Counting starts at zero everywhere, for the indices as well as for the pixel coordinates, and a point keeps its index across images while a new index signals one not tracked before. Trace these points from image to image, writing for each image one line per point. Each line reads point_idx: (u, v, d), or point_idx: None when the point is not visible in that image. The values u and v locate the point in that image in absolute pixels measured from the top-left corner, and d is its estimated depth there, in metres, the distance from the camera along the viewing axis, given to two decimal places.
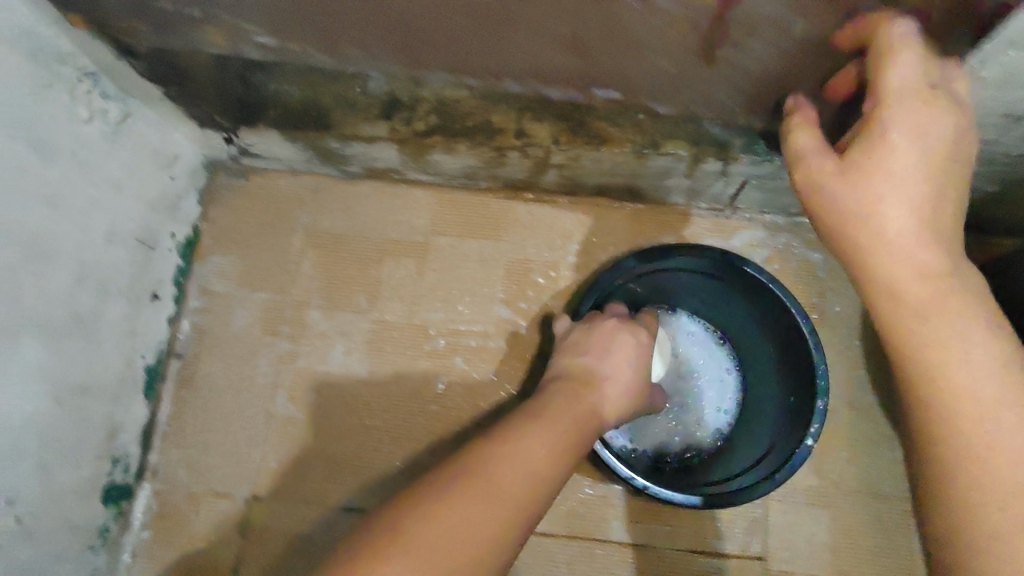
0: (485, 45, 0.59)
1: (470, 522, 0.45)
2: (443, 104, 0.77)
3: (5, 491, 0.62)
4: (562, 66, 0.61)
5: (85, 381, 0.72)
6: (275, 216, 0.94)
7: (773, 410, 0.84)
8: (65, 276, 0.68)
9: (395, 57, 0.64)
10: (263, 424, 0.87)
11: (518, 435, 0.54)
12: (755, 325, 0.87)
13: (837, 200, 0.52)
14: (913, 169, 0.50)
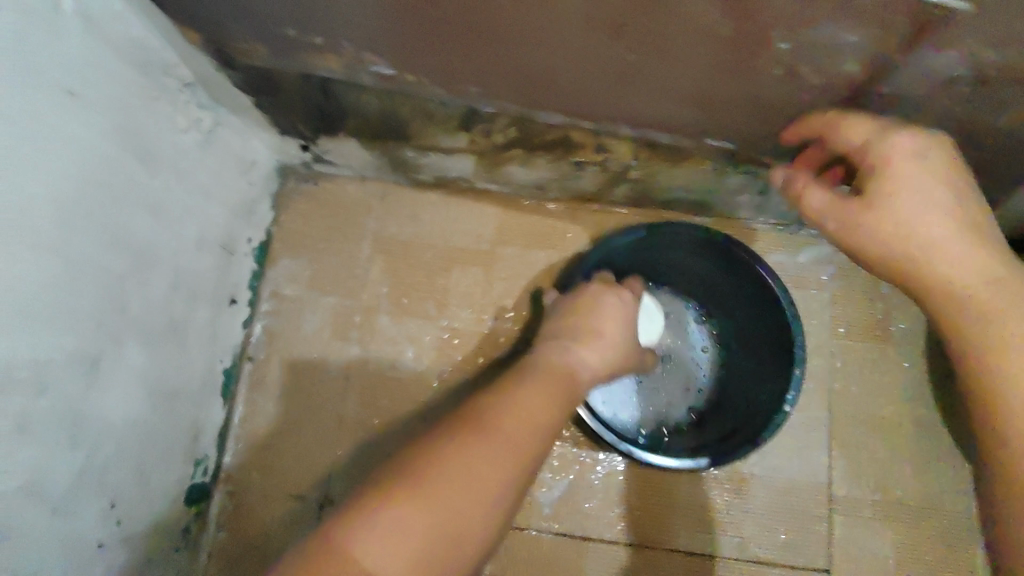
0: (606, 89, 0.62)
1: (472, 475, 0.45)
2: (522, 122, 0.73)
3: (110, 492, 0.65)
4: (670, 93, 0.62)
5: (174, 385, 0.74)
6: (343, 221, 0.95)
7: (753, 383, 0.86)
8: (163, 283, 0.70)
9: (508, 96, 0.67)
10: (335, 427, 0.89)
11: (513, 395, 0.54)
12: (731, 298, 0.89)
13: (865, 232, 0.57)
14: (922, 183, 0.54)
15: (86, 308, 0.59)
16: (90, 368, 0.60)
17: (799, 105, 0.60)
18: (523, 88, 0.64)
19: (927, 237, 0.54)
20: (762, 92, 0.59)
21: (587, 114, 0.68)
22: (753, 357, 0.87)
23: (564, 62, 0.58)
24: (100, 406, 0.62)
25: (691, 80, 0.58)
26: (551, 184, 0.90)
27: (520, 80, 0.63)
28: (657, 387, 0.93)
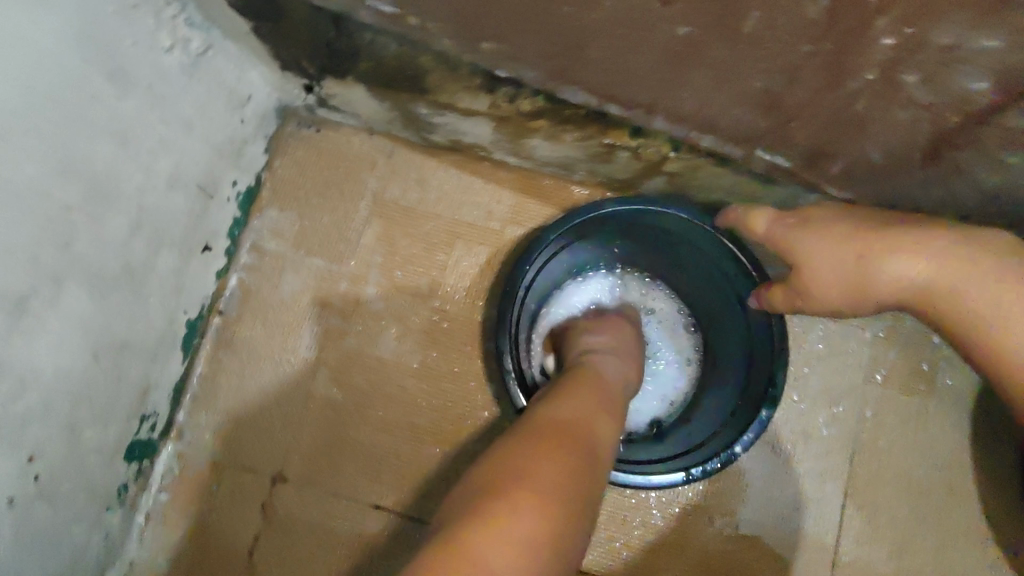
0: (664, 73, 0.51)
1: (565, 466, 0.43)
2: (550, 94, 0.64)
3: (30, 448, 0.57)
4: (735, 84, 0.50)
5: (123, 335, 0.67)
6: (341, 175, 0.85)
7: (718, 400, 0.76)
8: (122, 223, 0.62)
9: (545, 66, 0.55)
10: (303, 401, 0.81)
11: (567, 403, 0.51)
12: (715, 304, 0.78)
13: (825, 281, 0.58)
14: (820, 236, 0.58)
15: (18, 241, 0.50)
16: (16, 308, 0.52)
17: (891, 115, 0.49)
18: (569, 59, 0.53)
19: (849, 262, 0.57)
20: (847, 93, 0.47)
21: (636, 103, 0.57)
22: (727, 371, 0.77)
23: (615, 30, 0.47)
24: (28, 354, 0.54)
25: (775, 71, 0.47)
26: (579, 164, 0.80)
27: (564, 49, 0.52)
28: None
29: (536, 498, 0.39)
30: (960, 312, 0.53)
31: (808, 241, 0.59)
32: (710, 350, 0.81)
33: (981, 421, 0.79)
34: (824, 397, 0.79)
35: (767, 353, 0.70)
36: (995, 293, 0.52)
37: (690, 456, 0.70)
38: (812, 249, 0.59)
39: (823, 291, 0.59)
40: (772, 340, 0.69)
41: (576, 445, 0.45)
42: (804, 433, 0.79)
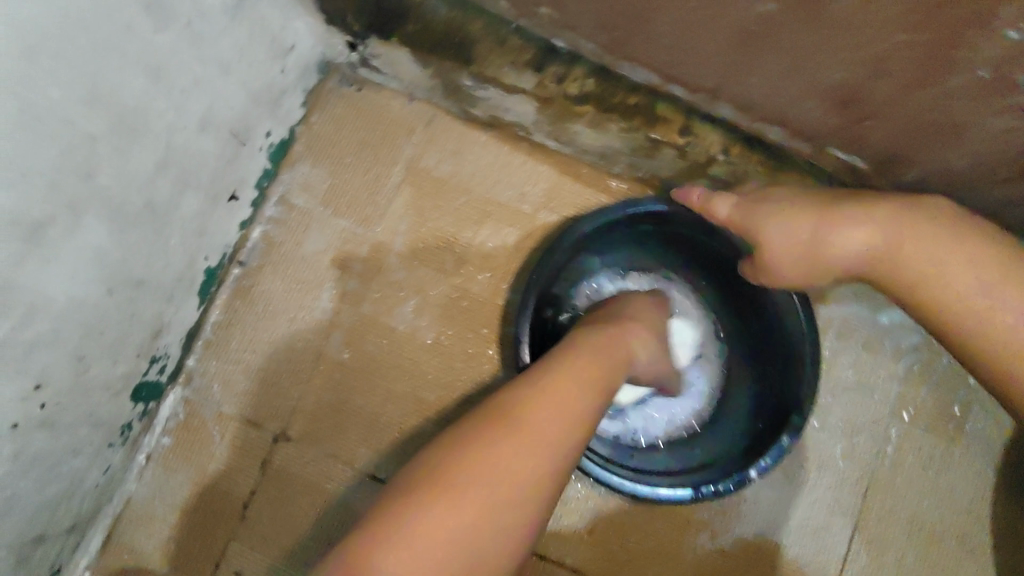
0: (738, 58, 0.51)
1: (497, 470, 0.46)
2: (609, 68, 0.63)
3: (36, 375, 0.58)
4: (818, 75, 0.49)
5: (141, 274, 0.67)
6: (377, 137, 0.83)
7: (739, 422, 0.73)
8: (149, 160, 0.61)
9: (609, 34, 0.56)
10: (312, 361, 0.80)
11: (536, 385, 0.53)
12: (747, 321, 0.76)
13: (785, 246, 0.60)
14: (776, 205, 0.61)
15: (38, 167, 0.49)
16: (31, 234, 0.51)
17: (983, 120, 0.48)
18: (640, 29, 0.53)
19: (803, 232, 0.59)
20: (940, 90, 0.46)
21: (703, 83, 0.58)
22: (751, 392, 0.74)
23: (697, 10, 0.47)
24: (41, 282, 0.54)
25: (858, 62, 0.46)
26: (619, 157, 0.77)
27: (632, 16, 0.52)
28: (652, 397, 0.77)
29: (479, 510, 0.45)
30: (922, 272, 0.54)
31: (771, 208, 0.61)
32: (736, 369, 0.77)
33: (1008, 474, 0.76)
34: (846, 427, 0.76)
35: (798, 377, 0.67)
36: (957, 256, 0.53)
37: (701, 471, 0.68)
38: (770, 215, 0.61)
39: (788, 260, 0.61)
40: (804, 364, 0.67)
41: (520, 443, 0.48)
42: (820, 462, 0.76)
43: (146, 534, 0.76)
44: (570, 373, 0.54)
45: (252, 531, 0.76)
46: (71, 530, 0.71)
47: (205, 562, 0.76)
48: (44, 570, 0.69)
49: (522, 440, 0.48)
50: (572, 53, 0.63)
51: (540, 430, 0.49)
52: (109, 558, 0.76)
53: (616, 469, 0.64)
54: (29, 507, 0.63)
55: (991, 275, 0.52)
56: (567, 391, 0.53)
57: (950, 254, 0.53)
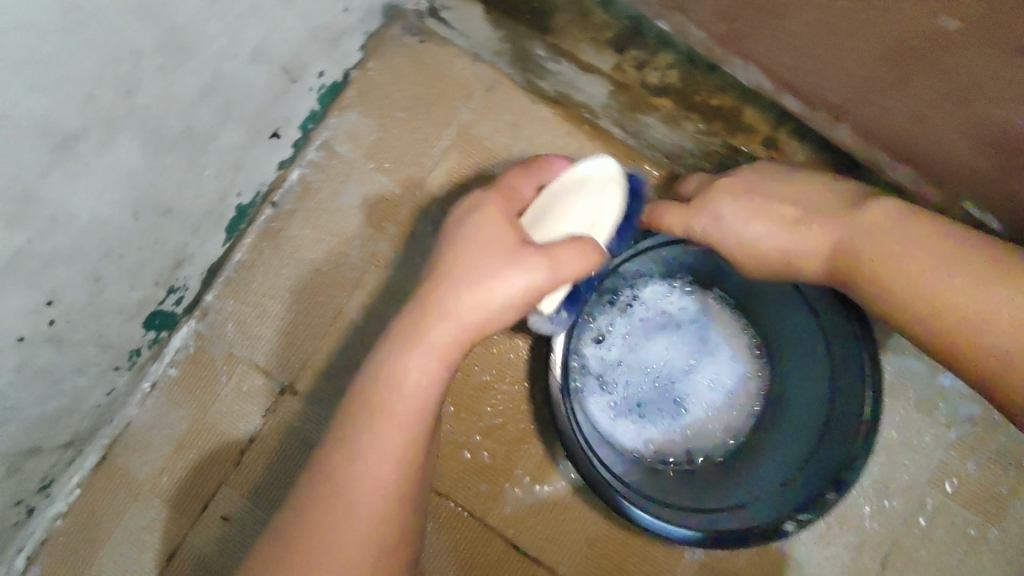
0: (887, 75, 0.46)
1: None
2: (696, 57, 0.60)
3: (50, 289, 0.56)
4: (969, 108, 0.45)
5: (171, 201, 0.64)
6: (434, 95, 0.79)
7: (779, 456, 0.68)
8: (194, 85, 0.57)
9: (729, 26, 0.52)
10: (330, 318, 0.77)
11: (332, 481, 0.49)
12: (801, 354, 0.70)
13: (769, 250, 0.60)
14: (754, 207, 0.60)
15: (77, 75, 0.46)
16: (60, 145, 0.49)
17: None
18: (774, 26, 0.48)
19: (785, 244, 0.59)
20: None
21: (823, 101, 0.54)
22: (793, 424, 0.69)
23: (856, 13, 0.42)
24: (64, 197, 0.52)
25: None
26: (690, 159, 0.73)
27: (764, 6, 0.47)
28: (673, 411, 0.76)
29: None
30: (883, 274, 0.54)
31: (750, 211, 0.60)
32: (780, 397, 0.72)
33: None
34: (877, 486, 0.71)
35: (849, 427, 0.62)
36: (911, 250, 0.52)
37: (739, 510, 0.64)
38: (715, 229, 0.62)
39: (761, 260, 0.61)
40: (857, 415, 0.62)
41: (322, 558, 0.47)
42: (842, 518, 0.71)
43: (140, 462, 0.75)
44: (339, 459, 0.49)
45: (244, 479, 0.75)
46: (66, 447, 0.70)
47: (195, 502, 0.75)
48: (34, 482, 0.69)
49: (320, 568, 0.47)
50: (662, 36, 0.61)
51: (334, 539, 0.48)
52: (99, 479, 0.75)
53: (653, 511, 0.61)
54: (27, 421, 0.62)
55: (948, 259, 0.50)
56: (345, 480, 0.48)
57: (903, 256, 0.52)
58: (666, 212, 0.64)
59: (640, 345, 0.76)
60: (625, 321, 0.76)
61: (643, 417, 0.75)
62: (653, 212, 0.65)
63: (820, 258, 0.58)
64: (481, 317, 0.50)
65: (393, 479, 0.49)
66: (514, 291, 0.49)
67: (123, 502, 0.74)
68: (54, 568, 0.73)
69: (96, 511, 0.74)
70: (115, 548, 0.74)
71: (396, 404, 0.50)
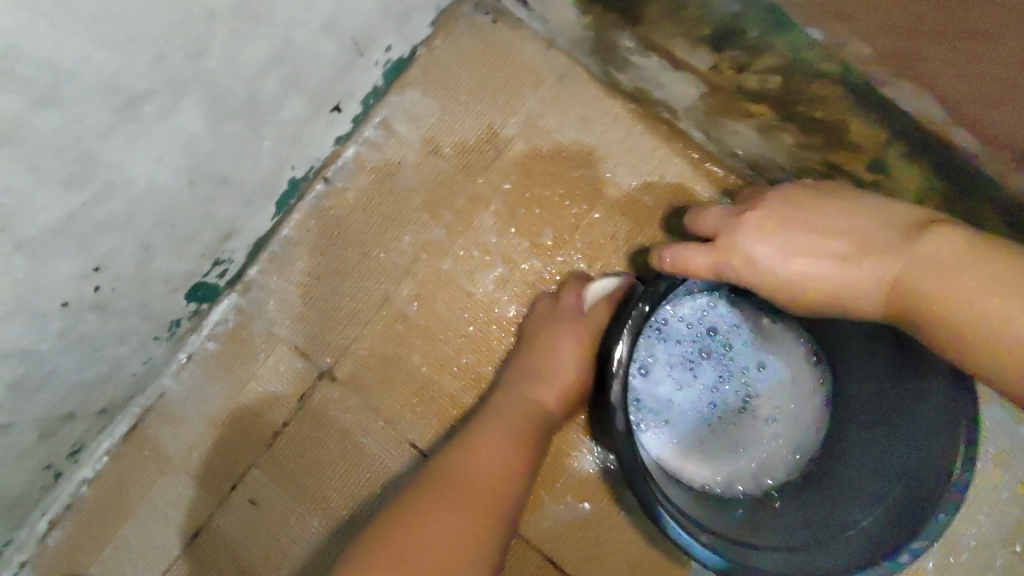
0: None
1: (434, 524, 0.52)
2: (795, 67, 0.53)
3: (99, 256, 0.55)
4: None
5: (226, 172, 0.62)
6: (502, 80, 0.75)
7: (849, 492, 0.64)
8: (261, 52, 0.55)
9: (898, 42, 0.44)
10: (376, 305, 0.74)
11: (466, 448, 0.60)
12: (871, 388, 0.66)
13: (818, 286, 0.54)
14: (801, 241, 0.55)
15: (147, 33, 0.44)
16: (125, 107, 0.47)
17: None
18: (973, 32, 0.40)
19: (836, 281, 0.53)
20: None
21: (989, 122, 0.45)
22: (862, 457, 0.65)
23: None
24: (123, 161, 0.51)
25: None
26: (779, 171, 0.69)
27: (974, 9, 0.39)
28: (737, 441, 0.73)
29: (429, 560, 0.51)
30: (942, 311, 0.48)
31: (799, 243, 0.55)
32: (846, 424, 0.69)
33: None
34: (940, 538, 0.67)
35: (925, 460, 0.58)
36: (975, 284, 0.46)
37: (806, 557, 0.60)
38: (748, 265, 0.57)
39: (807, 299, 0.55)
40: (941, 450, 0.56)
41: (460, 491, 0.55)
42: None
43: (171, 435, 0.73)
44: (477, 436, 0.61)
45: (276, 464, 0.72)
46: (100, 414, 0.69)
47: (224, 482, 0.72)
48: (66, 447, 0.67)
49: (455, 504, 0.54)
50: (762, 37, 0.53)
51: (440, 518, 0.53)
52: (128, 449, 0.73)
53: (687, 529, 0.58)
54: (66, 385, 0.61)
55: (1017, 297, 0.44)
56: (480, 442, 0.60)
57: (966, 290, 0.46)
58: (685, 259, 0.59)
59: (691, 371, 0.73)
60: (671, 347, 0.73)
61: (708, 449, 0.72)
62: (676, 261, 0.60)
63: (875, 293, 0.52)
64: (569, 343, 0.68)
65: (513, 452, 0.60)
66: (581, 358, 0.67)
67: (151, 474, 0.73)
68: (79, 533, 0.72)
69: (123, 481, 0.73)
70: (141, 520, 0.72)
71: (500, 434, 0.62)
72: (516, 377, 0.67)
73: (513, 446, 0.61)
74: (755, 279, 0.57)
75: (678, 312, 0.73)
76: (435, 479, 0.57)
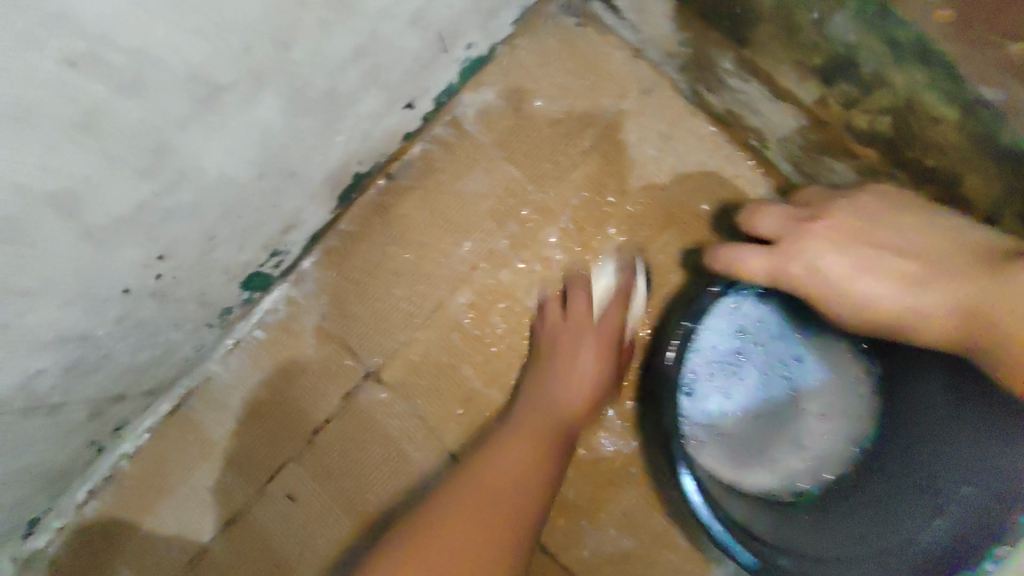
0: None
1: (441, 539, 0.53)
2: (916, 109, 0.50)
3: (163, 245, 0.53)
4: None
5: (297, 165, 0.60)
6: (583, 88, 0.72)
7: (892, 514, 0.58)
8: (348, 46, 0.52)
9: None
10: (431, 310, 0.72)
11: (478, 461, 0.61)
12: (918, 410, 0.60)
13: (880, 297, 0.50)
14: (870, 258, 0.51)
15: (239, 21, 0.41)
16: (207, 97, 0.45)
17: None
18: None
19: (901, 297, 0.49)
20: None
21: None
22: (909, 480, 0.59)
23: None
24: (198, 153, 0.49)
25: None
26: None
27: None
28: (788, 434, 0.69)
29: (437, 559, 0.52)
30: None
31: (865, 256, 0.52)
32: (890, 446, 0.62)
33: None
34: None
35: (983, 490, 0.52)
36: None
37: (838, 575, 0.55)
38: (812, 276, 0.54)
39: (868, 313, 0.51)
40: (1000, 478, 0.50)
41: (463, 505, 0.56)
42: None
43: (213, 420, 0.72)
44: (475, 463, 0.61)
45: (316, 461, 0.72)
46: (147, 395, 0.68)
47: (262, 472, 0.72)
48: (111, 425, 0.67)
49: (444, 531, 0.54)
50: (879, 73, 0.50)
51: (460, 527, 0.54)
52: (170, 429, 0.72)
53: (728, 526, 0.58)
54: (117, 367, 0.60)
55: None
56: (480, 477, 0.59)
57: None
58: (740, 263, 0.58)
59: (731, 375, 0.70)
60: (706, 354, 0.69)
61: (764, 453, 0.69)
62: (727, 262, 0.59)
63: (943, 319, 0.47)
64: (604, 335, 0.67)
65: (528, 472, 0.59)
66: (604, 359, 0.66)
67: (191, 455, 0.72)
68: (115, 509, 0.72)
69: (162, 460, 0.72)
70: (176, 502, 0.72)
71: (516, 445, 0.62)
72: (546, 377, 0.66)
73: (534, 458, 0.61)
74: (808, 289, 0.54)
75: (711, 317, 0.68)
76: (468, 475, 0.60)
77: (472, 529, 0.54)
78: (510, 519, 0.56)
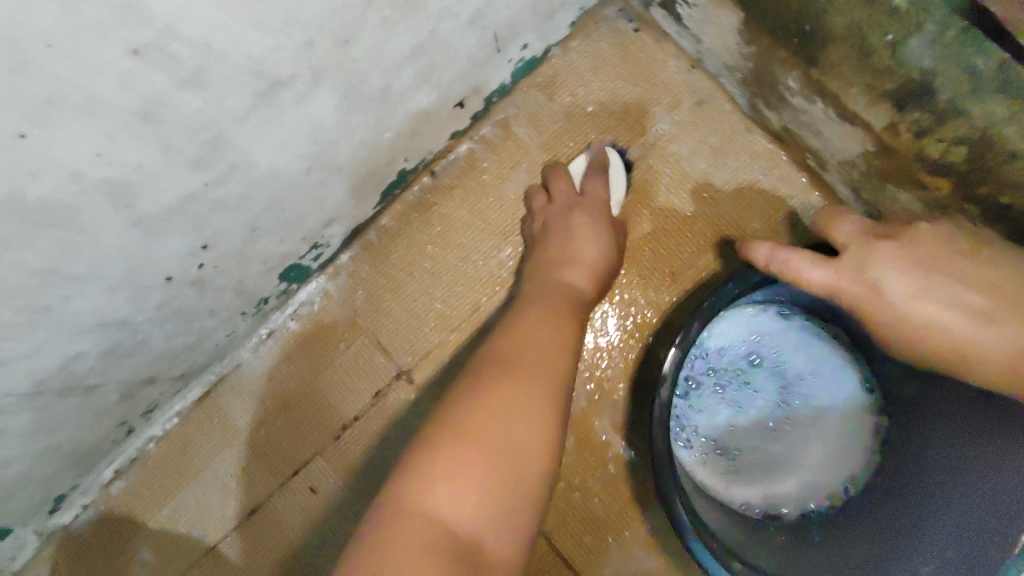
0: None
1: (494, 424, 0.44)
2: (992, 146, 0.48)
3: (208, 236, 0.53)
4: None
5: (344, 160, 0.58)
6: (635, 96, 0.70)
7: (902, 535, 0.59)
8: (409, 41, 0.51)
9: None
10: (467, 313, 0.71)
11: (498, 333, 0.55)
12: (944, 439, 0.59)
13: (924, 331, 0.50)
14: (919, 283, 0.50)
15: (303, 13, 0.40)
16: (265, 91, 0.44)
17: None
18: None
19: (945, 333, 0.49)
20: None
21: None
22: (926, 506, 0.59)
23: None
24: (250, 146, 0.48)
25: None
26: None
27: None
28: (787, 451, 0.69)
29: (464, 446, 0.43)
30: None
31: (912, 284, 0.50)
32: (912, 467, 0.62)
33: None
34: None
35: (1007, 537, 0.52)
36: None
37: None
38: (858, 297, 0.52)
39: (915, 341, 0.51)
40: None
41: (517, 369, 0.49)
42: None
43: (241, 408, 0.72)
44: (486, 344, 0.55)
45: (343, 457, 0.71)
46: (178, 379, 0.68)
47: (289, 464, 0.71)
48: (140, 407, 0.67)
49: (503, 404, 0.46)
50: (956, 102, 0.47)
51: (509, 395, 0.46)
52: (197, 414, 0.72)
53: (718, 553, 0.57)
54: (152, 352, 0.60)
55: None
56: (506, 342, 0.53)
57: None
58: (782, 263, 0.55)
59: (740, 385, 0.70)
60: (714, 359, 0.70)
61: (745, 465, 0.69)
62: (771, 263, 0.56)
63: (998, 357, 0.48)
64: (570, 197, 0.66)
65: (559, 337, 0.54)
66: (603, 241, 0.64)
67: (218, 442, 0.72)
68: (138, 489, 0.72)
69: (187, 445, 0.72)
70: (199, 487, 0.72)
71: (538, 315, 0.56)
72: (545, 267, 0.63)
73: (563, 330, 0.55)
74: (857, 304, 0.53)
75: (723, 321, 0.69)
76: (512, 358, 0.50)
77: (524, 385, 0.47)
78: (551, 407, 0.47)
